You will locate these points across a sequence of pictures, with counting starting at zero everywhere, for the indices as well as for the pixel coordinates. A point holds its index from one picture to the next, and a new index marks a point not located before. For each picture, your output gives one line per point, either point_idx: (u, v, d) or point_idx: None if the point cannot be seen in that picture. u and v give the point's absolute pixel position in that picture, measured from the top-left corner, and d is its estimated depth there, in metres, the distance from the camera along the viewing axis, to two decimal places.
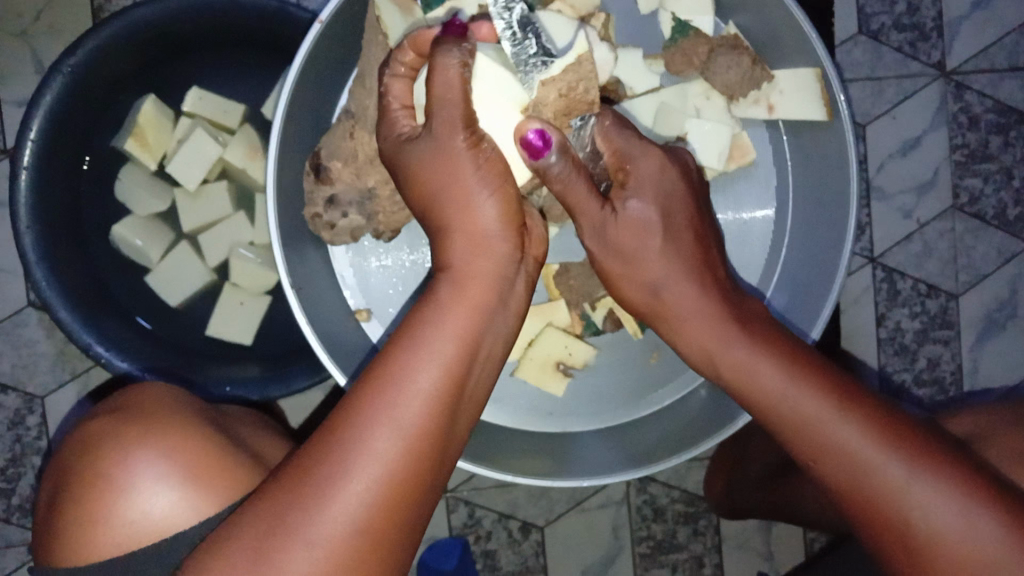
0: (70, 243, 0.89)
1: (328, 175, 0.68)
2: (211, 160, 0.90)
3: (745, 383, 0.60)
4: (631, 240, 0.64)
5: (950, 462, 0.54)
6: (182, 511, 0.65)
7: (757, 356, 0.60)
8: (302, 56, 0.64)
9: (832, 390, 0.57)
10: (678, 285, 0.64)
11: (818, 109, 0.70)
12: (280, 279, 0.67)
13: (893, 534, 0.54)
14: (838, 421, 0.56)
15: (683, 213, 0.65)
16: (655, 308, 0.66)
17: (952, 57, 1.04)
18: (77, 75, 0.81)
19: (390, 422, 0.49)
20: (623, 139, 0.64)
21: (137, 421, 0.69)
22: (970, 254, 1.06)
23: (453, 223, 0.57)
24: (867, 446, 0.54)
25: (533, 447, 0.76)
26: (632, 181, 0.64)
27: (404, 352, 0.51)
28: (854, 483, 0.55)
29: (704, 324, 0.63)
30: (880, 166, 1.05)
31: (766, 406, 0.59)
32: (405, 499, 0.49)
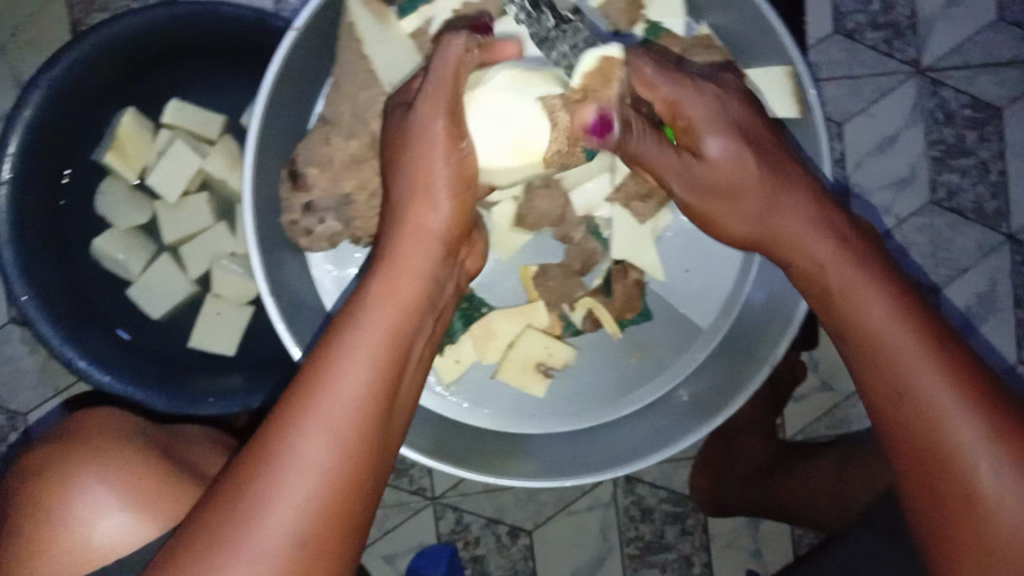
0: (51, 257, 0.89)
1: (305, 182, 0.68)
2: (191, 172, 0.90)
3: (843, 298, 0.57)
4: (737, 175, 0.61)
5: (1016, 427, 0.50)
6: (122, 535, 0.65)
7: (866, 285, 0.56)
8: (277, 65, 0.64)
9: (921, 326, 0.54)
10: (789, 208, 0.60)
11: (790, 106, 0.71)
12: (258, 287, 0.67)
13: (949, 497, 0.50)
14: (927, 365, 0.52)
15: (760, 140, 0.63)
16: (767, 238, 0.62)
17: (926, 54, 1.05)
18: (56, 91, 0.82)
19: (326, 430, 0.49)
20: (669, 85, 0.62)
21: (75, 450, 0.69)
22: (949, 249, 1.07)
23: (402, 223, 0.59)
24: (946, 396, 0.51)
25: (513, 448, 0.76)
26: (699, 125, 0.62)
27: (336, 354, 0.51)
28: (925, 434, 0.51)
29: (814, 240, 0.59)
30: (858, 163, 1.06)
31: (861, 336, 0.56)
32: (347, 508, 0.49)
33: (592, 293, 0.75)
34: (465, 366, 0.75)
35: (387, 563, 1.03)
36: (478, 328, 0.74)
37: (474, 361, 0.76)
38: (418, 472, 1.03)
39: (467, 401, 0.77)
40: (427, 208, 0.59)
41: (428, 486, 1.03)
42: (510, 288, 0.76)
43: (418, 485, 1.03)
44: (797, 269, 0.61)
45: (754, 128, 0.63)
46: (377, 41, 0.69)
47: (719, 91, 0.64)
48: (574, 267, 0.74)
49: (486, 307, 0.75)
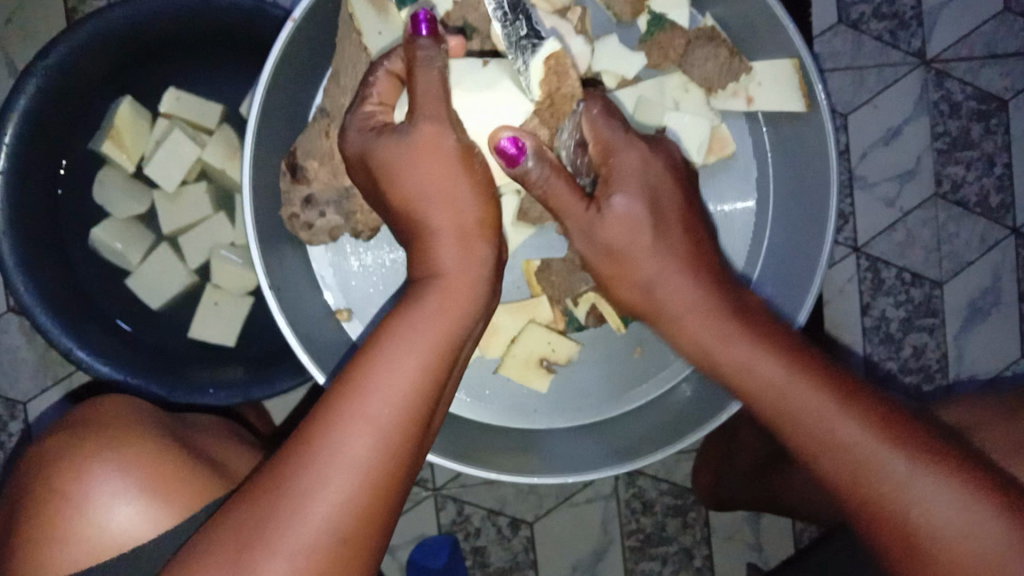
0: (49, 248, 0.88)
1: (304, 176, 0.67)
2: (189, 161, 0.89)
3: (741, 376, 0.59)
4: (623, 240, 0.61)
5: (939, 452, 0.53)
6: (140, 525, 0.65)
7: (756, 349, 0.58)
8: (275, 56, 0.63)
9: (830, 384, 0.56)
10: (671, 280, 0.61)
11: (796, 100, 0.70)
12: (258, 281, 0.66)
13: (891, 530, 0.53)
14: (840, 415, 0.55)
15: (666, 198, 0.63)
16: (650, 306, 0.63)
17: (931, 45, 1.04)
18: (52, 78, 0.80)
19: (373, 426, 0.49)
20: (607, 129, 0.62)
21: (91, 437, 0.69)
22: (954, 242, 1.06)
23: (436, 224, 0.55)
24: (868, 439, 0.54)
25: (519, 442, 0.76)
26: (615, 178, 0.61)
27: (382, 358, 0.50)
28: (854, 478, 0.54)
29: (699, 323, 0.60)
30: (861, 156, 1.05)
31: (769, 406, 0.58)
32: (383, 507, 0.49)
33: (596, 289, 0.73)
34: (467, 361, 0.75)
35: (388, 554, 1.03)
36: None
37: (476, 356, 0.75)
38: (418, 463, 1.02)
39: (471, 396, 0.76)
40: (456, 207, 0.55)
41: (428, 477, 1.02)
42: (512, 283, 0.75)
43: (418, 476, 1.02)
44: (690, 352, 0.62)
45: (668, 187, 0.63)
46: (376, 34, 0.65)
47: (648, 149, 0.63)
48: (576, 263, 0.71)
49: None
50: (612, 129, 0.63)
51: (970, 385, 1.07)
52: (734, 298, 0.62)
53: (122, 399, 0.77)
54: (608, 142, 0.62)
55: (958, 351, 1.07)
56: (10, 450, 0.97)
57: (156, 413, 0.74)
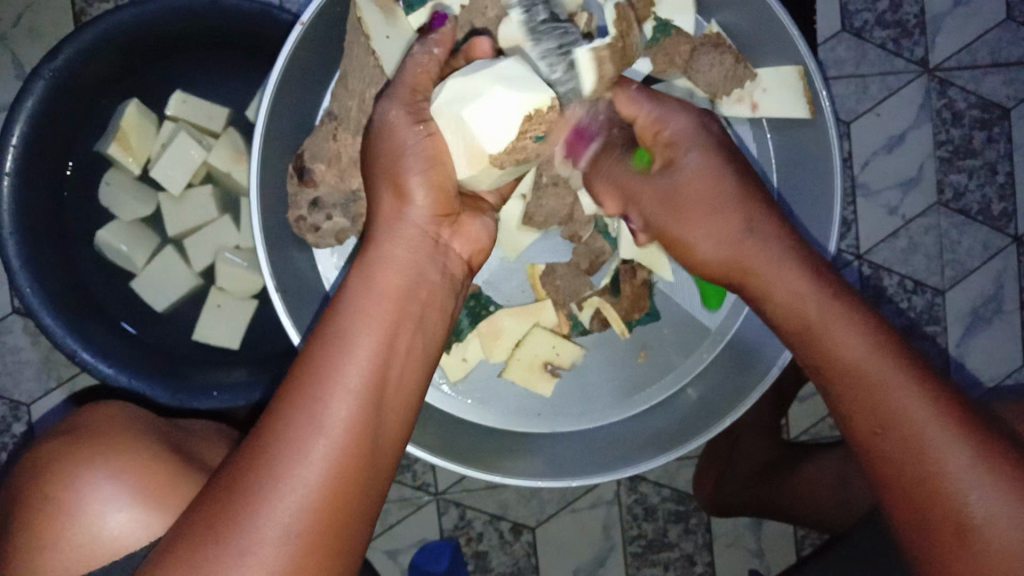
0: (54, 250, 0.88)
1: (312, 178, 0.68)
2: (195, 164, 0.90)
3: (819, 341, 0.56)
4: (708, 193, 0.59)
5: (1003, 451, 0.51)
6: (132, 529, 0.64)
7: (835, 315, 0.56)
8: (283, 59, 0.64)
9: (905, 361, 0.54)
10: (763, 236, 0.59)
11: (801, 107, 0.71)
12: (265, 283, 0.66)
13: (942, 529, 0.51)
14: (913, 393, 0.53)
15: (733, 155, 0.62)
16: (729, 268, 0.61)
17: (934, 54, 1.04)
18: (59, 80, 0.81)
19: (317, 424, 0.48)
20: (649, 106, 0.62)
21: (87, 445, 0.69)
22: (956, 250, 1.07)
23: (377, 218, 0.57)
24: (936, 425, 0.52)
25: (521, 447, 0.75)
26: (681, 140, 0.61)
27: (329, 353, 0.50)
28: (913, 461, 0.52)
29: (786, 282, 0.58)
30: (864, 163, 1.05)
31: (843, 375, 0.55)
32: (340, 504, 0.47)
33: (600, 293, 0.74)
34: (471, 365, 0.75)
35: (390, 558, 1.03)
36: (484, 328, 0.74)
37: (480, 360, 0.75)
38: (421, 467, 1.03)
39: (473, 400, 0.76)
40: (401, 199, 0.56)
41: (431, 482, 1.03)
42: (516, 286, 0.75)
43: (421, 481, 1.02)
44: (772, 316, 0.60)
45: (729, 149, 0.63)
46: (385, 38, 0.65)
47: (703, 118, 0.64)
48: (581, 266, 0.73)
49: (494, 305, 0.75)
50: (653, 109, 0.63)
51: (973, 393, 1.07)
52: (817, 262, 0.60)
53: (124, 402, 0.77)
54: (661, 113, 0.62)
55: (960, 358, 1.07)
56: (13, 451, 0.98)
57: (144, 418, 0.75)
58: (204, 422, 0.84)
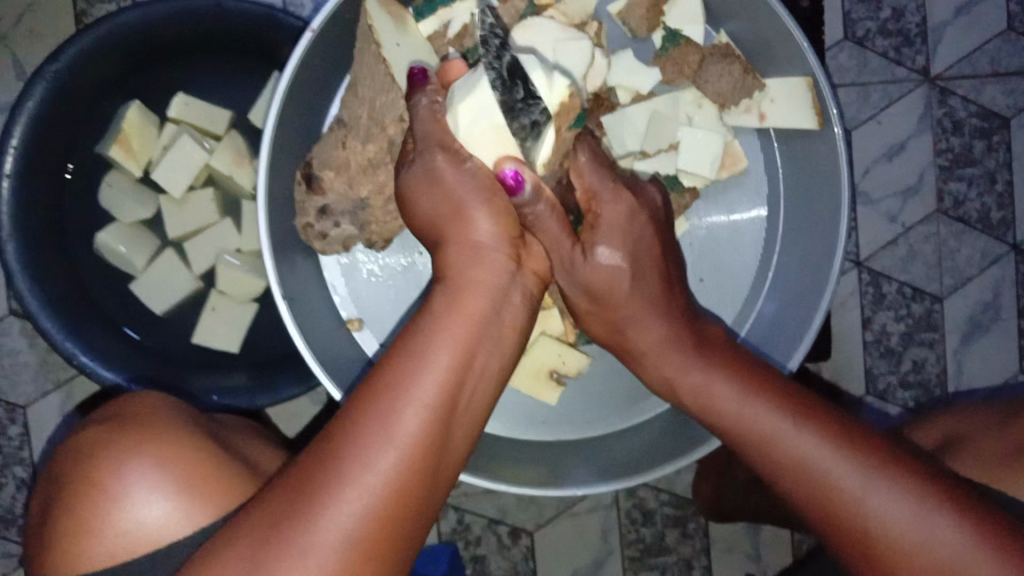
0: (54, 252, 0.88)
1: (321, 185, 0.67)
2: (196, 167, 0.89)
3: (704, 403, 0.61)
4: (605, 287, 0.63)
5: (906, 468, 0.52)
6: (174, 520, 0.62)
7: (710, 379, 0.60)
8: (293, 65, 0.63)
9: (788, 405, 0.57)
10: (642, 322, 0.64)
11: (809, 118, 0.70)
12: (271, 289, 0.66)
13: (849, 542, 0.52)
14: (799, 433, 0.55)
15: (650, 254, 0.65)
16: (617, 338, 0.66)
17: (936, 62, 1.05)
18: (60, 82, 0.80)
19: (386, 436, 0.47)
20: (596, 179, 0.65)
21: (128, 430, 0.67)
22: (955, 258, 1.07)
23: (450, 240, 0.57)
24: (824, 454, 0.54)
25: (529, 454, 0.76)
26: (600, 228, 0.63)
27: (405, 364, 0.50)
28: (811, 495, 0.54)
29: (666, 353, 0.63)
30: (865, 171, 1.06)
31: (730, 428, 0.59)
32: (400, 514, 0.47)
33: None
34: None
35: None
36: None
37: None
38: None
39: None
40: (468, 224, 0.56)
41: None
42: None
43: None
44: (655, 382, 0.65)
45: (647, 241, 0.65)
46: (395, 45, 0.64)
47: (635, 202, 0.65)
48: None
49: None
50: (601, 179, 0.65)
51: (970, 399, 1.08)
52: (697, 337, 0.64)
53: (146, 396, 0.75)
54: (600, 194, 0.64)
55: (957, 365, 1.08)
56: (10, 451, 0.97)
57: (186, 409, 0.73)
58: (238, 418, 0.82)
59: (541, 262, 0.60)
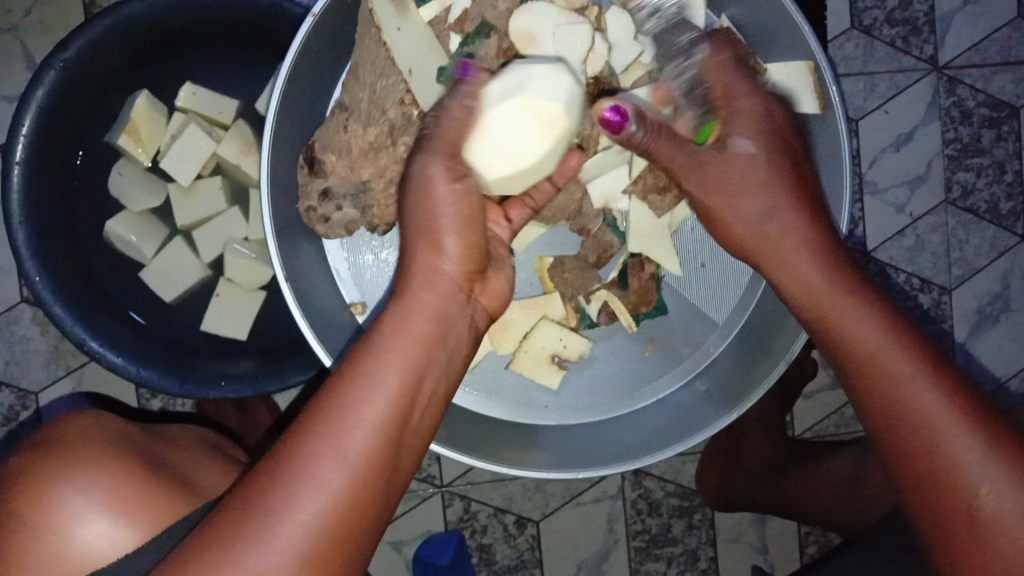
0: (64, 241, 0.88)
1: (322, 168, 0.67)
2: (205, 155, 0.90)
3: (833, 329, 0.58)
4: (730, 177, 0.63)
5: (1013, 440, 0.51)
6: (107, 543, 0.65)
7: (856, 307, 0.57)
8: (296, 50, 0.64)
9: (914, 351, 0.55)
10: (788, 232, 0.62)
11: (810, 102, 0.70)
12: (275, 274, 0.66)
13: (953, 512, 0.51)
14: (916, 381, 0.53)
15: (790, 152, 0.64)
16: (761, 245, 0.63)
17: (944, 51, 1.04)
18: (70, 71, 0.81)
19: (336, 454, 0.48)
20: (731, 76, 0.64)
21: (58, 455, 0.69)
22: (963, 248, 1.07)
23: (410, 264, 0.57)
24: (942, 412, 0.52)
25: (530, 436, 0.76)
26: (734, 121, 0.63)
27: (351, 389, 0.50)
28: (922, 443, 0.52)
29: (802, 267, 0.61)
30: (872, 161, 1.05)
31: (856, 359, 0.56)
32: (346, 532, 0.48)
33: (607, 287, 0.74)
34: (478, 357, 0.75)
35: (395, 549, 1.04)
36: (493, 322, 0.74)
37: (487, 350, 0.76)
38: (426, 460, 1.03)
39: (481, 390, 0.76)
40: (436, 251, 0.56)
41: (436, 474, 1.03)
42: (525, 278, 0.75)
43: (426, 473, 1.03)
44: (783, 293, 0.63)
45: (794, 145, 0.64)
46: (396, 30, 0.64)
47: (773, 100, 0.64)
48: (588, 260, 0.73)
49: None
50: (743, 85, 0.64)
51: None
52: (842, 256, 0.61)
53: (102, 410, 0.77)
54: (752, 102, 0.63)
55: (966, 356, 1.07)
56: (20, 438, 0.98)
57: (123, 427, 0.75)
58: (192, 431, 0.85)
59: (497, 298, 0.61)
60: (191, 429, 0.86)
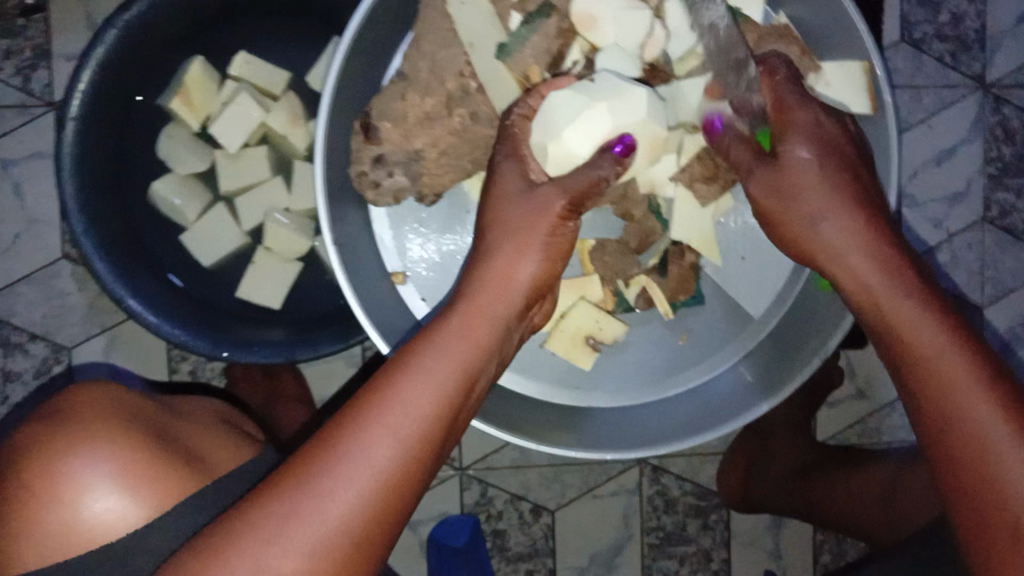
0: (110, 199, 0.90)
1: (378, 136, 0.68)
2: (253, 124, 0.92)
3: (896, 334, 0.56)
4: (799, 181, 0.60)
5: None
6: (116, 518, 0.65)
7: (920, 317, 0.55)
8: (359, 19, 0.65)
9: (978, 367, 0.53)
10: (851, 240, 0.58)
11: (863, 102, 0.70)
12: (323, 235, 0.67)
13: (998, 533, 0.50)
14: (976, 398, 0.52)
15: (847, 169, 0.61)
16: (816, 248, 0.60)
17: (993, 70, 1.04)
18: (131, 31, 0.83)
19: (387, 439, 0.51)
20: (794, 96, 0.61)
21: (67, 430, 0.67)
22: (998, 268, 1.06)
23: (487, 271, 0.61)
24: (1000, 432, 0.51)
25: (562, 421, 0.77)
26: (791, 131, 0.60)
27: (405, 381, 0.54)
28: (975, 460, 0.51)
29: (865, 268, 0.57)
30: (911, 174, 1.05)
31: (915, 369, 0.55)
32: (383, 515, 0.51)
33: (647, 273, 0.75)
34: None
35: (410, 528, 1.05)
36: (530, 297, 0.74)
37: None
38: None
39: (516, 367, 0.77)
40: (513, 264, 0.61)
41: (456, 457, 1.04)
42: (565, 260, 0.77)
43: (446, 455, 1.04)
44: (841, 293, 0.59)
45: (845, 150, 0.61)
46: (462, 3, 0.66)
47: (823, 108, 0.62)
48: (631, 246, 0.73)
49: None
50: (797, 96, 0.61)
51: None
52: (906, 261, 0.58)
53: (119, 387, 0.75)
54: (801, 103, 0.61)
55: None
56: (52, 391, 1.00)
57: (131, 401, 0.73)
58: (207, 403, 0.86)
59: (543, 314, 0.69)
60: (208, 404, 0.86)
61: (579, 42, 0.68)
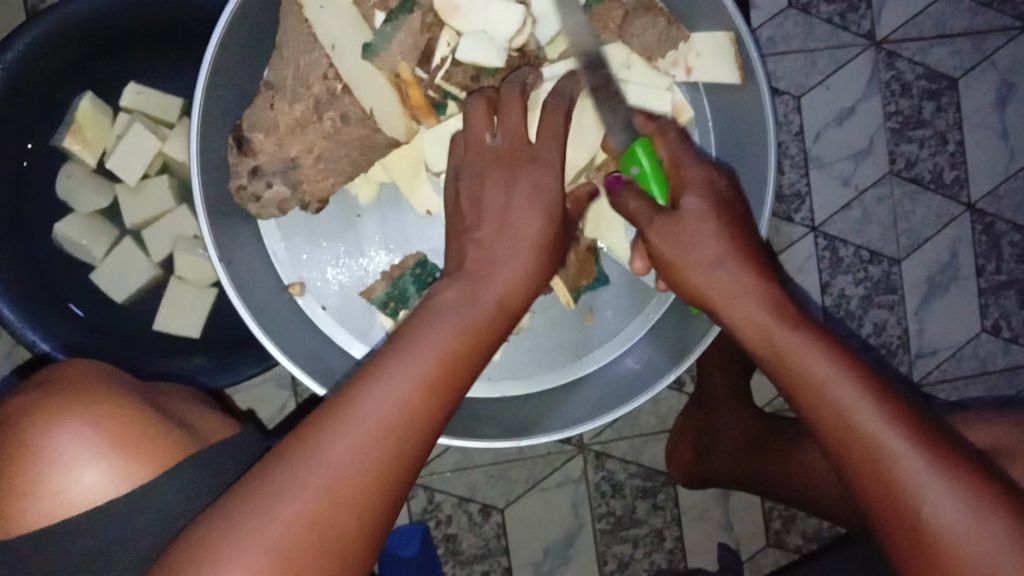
0: (12, 245, 0.88)
1: (251, 147, 0.68)
2: (151, 152, 0.90)
3: (789, 371, 0.55)
4: (690, 231, 0.59)
5: (970, 469, 0.49)
6: (111, 481, 0.60)
7: (809, 349, 0.54)
8: (219, 34, 0.64)
9: (872, 389, 0.52)
10: (733, 292, 0.58)
11: (731, 73, 0.72)
12: (207, 252, 0.67)
13: (906, 533, 0.50)
14: (870, 414, 0.51)
15: (734, 216, 0.61)
16: (711, 297, 0.59)
17: (881, 27, 1.06)
18: (15, 71, 0.81)
19: (336, 450, 0.49)
20: (682, 152, 0.64)
21: (60, 392, 0.63)
22: (910, 219, 1.08)
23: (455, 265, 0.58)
24: (896, 440, 0.50)
25: (484, 412, 0.77)
26: (685, 187, 0.62)
27: (353, 395, 0.50)
28: (873, 469, 0.51)
29: (752, 312, 0.57)
30: (816, 136, 1.07)
31: (808, 401, 0.54)
32: (334, 535, 0.48)
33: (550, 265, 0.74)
34: None
35: None
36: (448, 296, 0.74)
37: None
38: None
39: None
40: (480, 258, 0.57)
41: None
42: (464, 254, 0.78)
43: None
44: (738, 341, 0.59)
45: (734, 205, 0.62)
46: (319, 7, 0.66)
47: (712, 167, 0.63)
48: None
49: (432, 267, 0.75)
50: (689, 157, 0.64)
51: (931, 360, 1.10)
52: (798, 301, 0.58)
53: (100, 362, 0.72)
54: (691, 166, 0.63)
55: (919, 325, 1.09)
56: None
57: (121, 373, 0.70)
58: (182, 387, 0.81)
59: None
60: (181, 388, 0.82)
61: (447, 32, 0.69)
